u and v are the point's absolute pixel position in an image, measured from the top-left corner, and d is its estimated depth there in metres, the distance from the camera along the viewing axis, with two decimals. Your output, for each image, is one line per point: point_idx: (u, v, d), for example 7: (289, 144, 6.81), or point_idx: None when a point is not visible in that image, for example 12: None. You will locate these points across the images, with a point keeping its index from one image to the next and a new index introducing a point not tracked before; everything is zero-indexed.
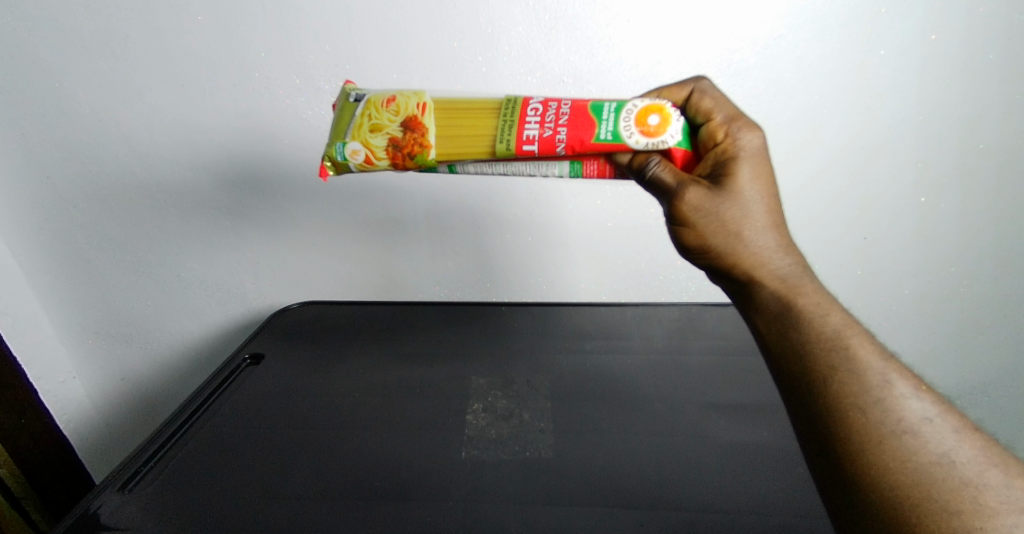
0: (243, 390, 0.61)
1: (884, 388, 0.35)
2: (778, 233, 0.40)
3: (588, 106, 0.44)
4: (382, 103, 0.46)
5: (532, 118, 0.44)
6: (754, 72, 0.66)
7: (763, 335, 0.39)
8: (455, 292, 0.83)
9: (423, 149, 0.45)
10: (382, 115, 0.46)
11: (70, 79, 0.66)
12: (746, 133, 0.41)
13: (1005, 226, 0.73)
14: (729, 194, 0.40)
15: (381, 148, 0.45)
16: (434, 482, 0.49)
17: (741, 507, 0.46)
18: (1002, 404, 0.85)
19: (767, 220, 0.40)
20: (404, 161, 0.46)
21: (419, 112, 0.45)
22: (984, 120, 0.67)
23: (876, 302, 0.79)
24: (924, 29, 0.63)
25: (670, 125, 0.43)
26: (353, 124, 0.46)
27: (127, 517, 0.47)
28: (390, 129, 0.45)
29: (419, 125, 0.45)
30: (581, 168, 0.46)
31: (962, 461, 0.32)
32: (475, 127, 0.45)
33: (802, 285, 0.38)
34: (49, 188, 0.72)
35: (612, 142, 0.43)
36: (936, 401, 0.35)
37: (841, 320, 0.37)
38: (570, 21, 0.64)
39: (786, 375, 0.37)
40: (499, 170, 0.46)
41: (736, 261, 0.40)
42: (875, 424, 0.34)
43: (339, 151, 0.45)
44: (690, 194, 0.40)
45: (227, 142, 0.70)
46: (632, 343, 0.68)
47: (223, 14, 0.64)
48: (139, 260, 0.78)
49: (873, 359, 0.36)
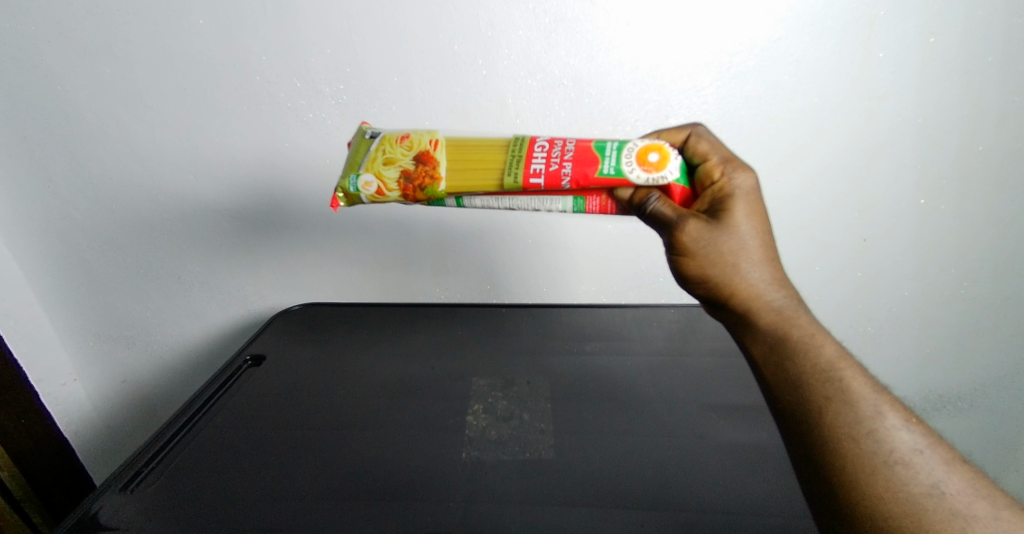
0: (245, 390, 0.62)
1: (876, 419, 0.35)
2: (773, 265, 0.40)
3: (592, 145, 0.45)
4: (396, 140, 0.47)
5: (539, 157, 0.45)
6: (753, 76, 0.66)
7: (759, 366, 0.39)
8: (455, 294, 0.83)
9: (433, 181, 0.46)
10: (396, 149, 0.47)
11: (72, 83, 0.67)
12: (739, 173, 0.42)
13: (1005, 228, 0.73)
14: (725, 228, 0.40)
15: (393, 180, 0.46)
16: (435, 481, 0.49)
17: (740, 508, 0.46)
18: (1005, 407, 0.85)
19: (762, 254, 0.40)
20: (415, 193, 0.46)
21: (431, 148, 0.47)
22: (982, 122, 0.67)
23: (875, 303, 0.79)
24: (924, 31, 0.63)
25: (669, 163, 0.44)
26: (367, 157, 0.47)
27: (129, 517, 0.47)
28: (402, 163, 0.46)
29: (431, 159, 0.46)
30: (584, 203, 0.47)
31: (951, 491, 0.33)
32: (484, 162, 0.46)
33: (797, 317, 0.39)
34: (50, 191, 0.72)
35: (614, 177, 0.44)
36: (926, 433, 0.35)
37: (834, 351, 0.38)
38: (570, 24, 0.64)
39: (782, 406, 0.38)
40: (506, 204, 0.47)
41: (733, 291, 0.40)
42: (867, 455, 0.34)
43: (352, 183, 0.46)
44: (689, 226, 0.40)
45: (228, 146, 0.71)
46: (632, 344, 0.68)
47: (224, 17, 0.64)
48: (140, 263, 0.78)
49: (866, 391, 0.36)
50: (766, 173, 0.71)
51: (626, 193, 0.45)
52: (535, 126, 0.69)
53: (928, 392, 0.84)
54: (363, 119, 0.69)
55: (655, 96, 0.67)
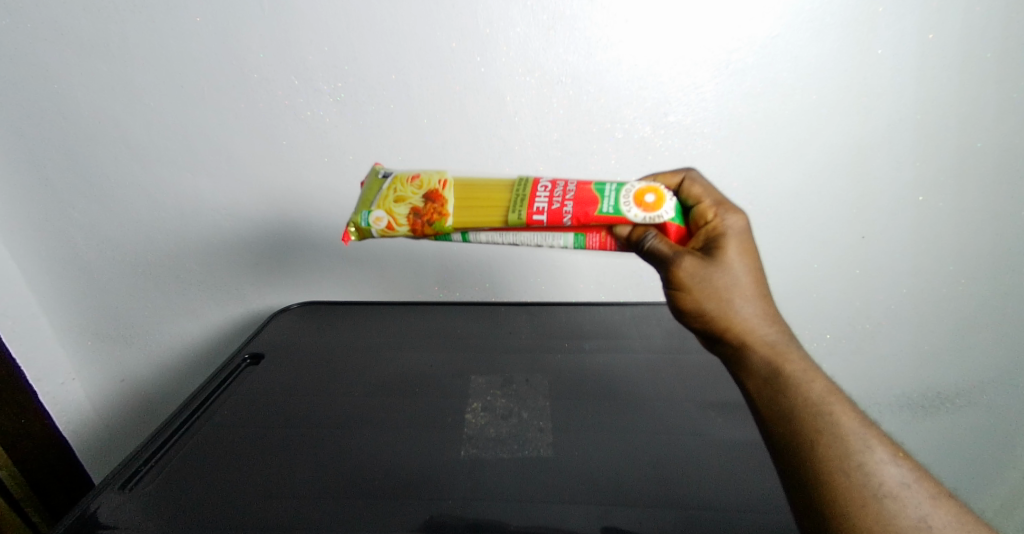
0: (244, 389, 0.61)
1: (865, 454, 0.38)
2: (765, 302, 0.42)
3: (592, 187, 0.48)
4: (406, 180, 0.51)
5: (542, 198, 0.48)
6: (752, 72, 0.66)
7: (754, 399, 0.42)
8: (452, 292, 0.82)
9: (441, 217, 0.49)
10: (406, 188, 0.50)
11: (70, 82, 0.66)
12: (731, 215, 0.44)
13: (1005, 225, 0.73)
14: (720, 264, 0.42)
15: (403, 216, 0.49)
16: (434, 479, 0.50)
17: (739, 506, 0.47)
18: (1005, 405, 0.84)
19: (754, 291, 0.42)
20: (423, 228, 0.49)
21: (440, 187, 0.50)
22: (981, 119, 0.67)
23: (874, 301, 0.79)
24: (922, 28, 0.63)
25: (666, 203, 0.46)
26: (379, 195, 0.51)
27: (128, 516, 0.48)
28: (413, 200, 0.49)
29: (440, 198, 0.49)
30: (585, 240, 0.49)
31: (936, 524, 0.36)
32: (490, 201, 0.49)
33: (789, 353, 0.41)
34: (47, 190, 0.72)
35: (612, 216, 0.47)
36: (913, 468, 0.38)
37: (825, 387, 0.40)
38: (568, 21, 0.64)
39: (777, 438, 0.40)
40: (510, 239, 0.50)
41: (729, 327, 0.42)
42: (858, 487, 0.37)
43: (363, 218, 0.49)
44: (686, 262, 0.42)
45: (227, 146, 0.71)
46: (631, 342, 0.68)
47: (221, 15, 0.64)
48: (139, 263, 0.78)
49: (855, 426, 0.39)
50: (764, 172, 0.72)
51: (625, 230, 0.47)
52: (534, 123, 0.69)
53: (927, 389, 0.85)
54: (362, 118, 0.69)
55: (654, 94, 0.67)
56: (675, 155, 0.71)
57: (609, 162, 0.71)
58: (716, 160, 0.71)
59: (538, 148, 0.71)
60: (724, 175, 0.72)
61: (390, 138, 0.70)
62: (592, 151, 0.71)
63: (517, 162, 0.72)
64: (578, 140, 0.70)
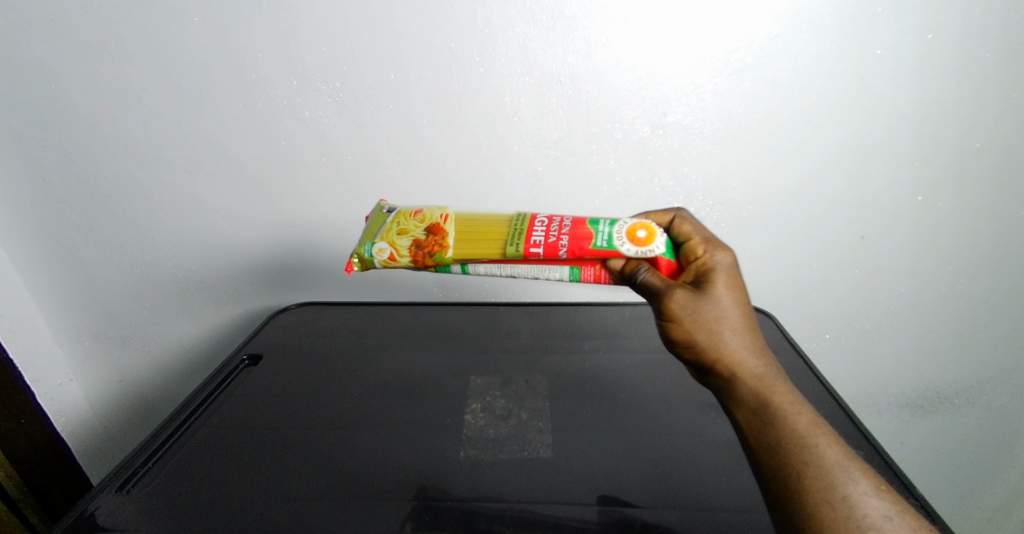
0: (243, 390, 0.61)
1: (849, 486, 0.40)
2: (753, 335, 0.44)
3: (586, 220, 0.49)
4: (409, 214, 0.52)
5: (539, 233, 0.49)
6: (750, 73, 0.66)
7: (743, 429, 0.43)
8: (452, 293, 0.82)
9: (441, 248, 0.50)
10: (409, 221, 0.52)
11: (68, 82, 0.66)
12: (719, 251, 0.47)
13: (1004, 224, 0.73)
14: (710, 298, 0.44)
15: (405, 247, 0.50)
16: (434, 481, 0.49)
17: (738, 506, 0.47)
18: (1003, 404, 0.84)
19: (742, 324, 0.44)
20: (424, 259, 0.51)
21: (441, 221, 0.51)
22: (980, 118, 0.67)
23: (873, 300, 0.79)
24: (921, 28, 0.63)
25: (656, 239, 0.48)
26: (383, 228, 0.52)
27: (126, 518, 0.48)
28: (414, 233, 0.51)
29: (441, 230, 0.51)
30: (580, 273, 0.50)
31: None
32: (489, 235, 0.51)
33: (776, 385, 0.44)
34: (45, 190, 0.72)
35: (606, 250, 0.48)
36: (895, 501, 0.40)
37: (810, 419, 0.42)
38: (567, 21, 0.64)
39: (765, 468, 0.42)
40: (507, 272, 0.51)
41: (719, 359, 0.44)
42: (844, 519, 0.39)
43: (366, 249, 0.51)
44: (677, 295, 0.44)
45: (225, 146, 0.71)
46: (630, 342, 0.67)
47: (220, 15, 0.64)
48: (137, 263, 0.78)
49: (839, 458, 0.41)
50: (764, 171, 0.72)
51: (617, 263, 0.49)
52: (533, 124, 0.69)
53: (924, 388, 0.85)
54: (361, 118, 0.69)
55: (653, 94, 0.67)
56: (674, 155, 0.70)
57: (608, 162, 0.71)
58: (715, 160, 0.71)
59: (537, 148, 0.71)
60: (722, 175, 0.72)
61: (388, 138, 0.70)
62: (592, 151, 0.71)
63: (517, 163, 0.72)
64: (577, 139, 0.70)
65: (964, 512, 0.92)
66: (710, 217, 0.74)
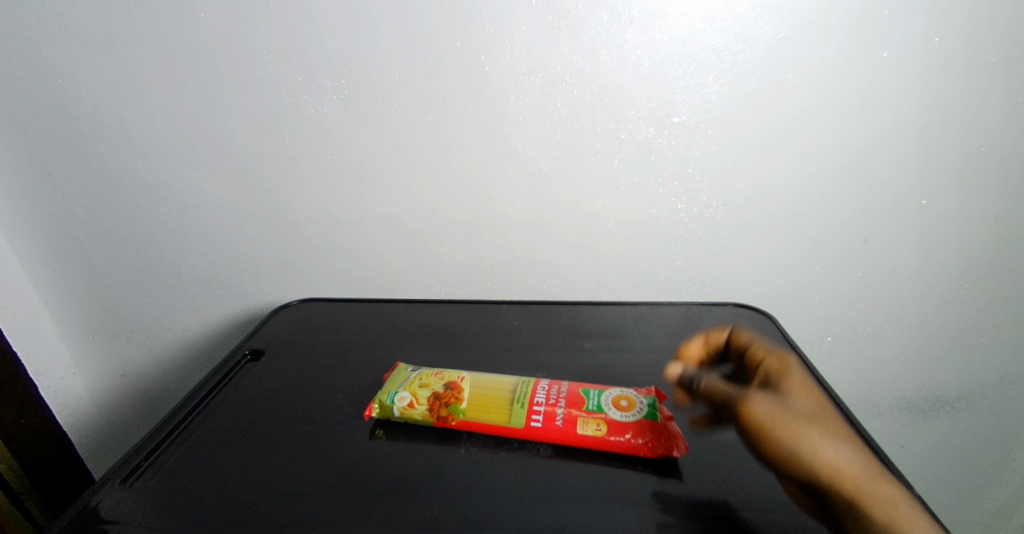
0: (245, 386, 0.61)
1: None
2: (848, 451, 0.48)
3: (579, 391, 0.55)
4: (432, 373, 0.58)
5: (540, 399, 0.54)
6: (756, 74, 0.66)
7: None
8: (456, 290, 0.80)
9: (456, 399, 0.55)
10: (431, 378, 0.57)
11: (74, 76, 0.66)
12: (791, 369, 0.54)
13: (1006, 229, 0.73)
14: (790, 404, 0.50)
15: (424, 396, 0.55)
16: (432, 479, 0.49)
17: (737, 503, 0.46)
18: (1004, 409, 0.84)
19: (832, 436, 0.48)
20: (439, 410, 0.54)
21: (458, 378, 0.57)
22: (984, 122, 0.67)
23: (875, 304, 0.79)
24: (927, 31, 0.63)
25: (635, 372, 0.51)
26: (405, 381, 0.57)
27: (128, 510, 0.48)
28: (434, 385, 0.56)
29: (457, 386, 0.56)
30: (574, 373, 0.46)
31: None
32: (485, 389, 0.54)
33: (892, 502, 0.44)
34: (49, 184, 0.73)
35: (596, 412, 0.52)
36: None
37: None
38: (573, 21, 0.64)
39: None
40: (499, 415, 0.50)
41: (823, 472, 0.46)
42: None
43: (389, 396, 0.55)
44: (759, 400, 0.50)
45: (230, 142, 0.71)
46: (632, 342, 0.67)
47: (225, 11, 0.64)
48: (140, 258, 0.78)
49: None
50: (768, 173, 0.71)
51: (678, 383, 0.55)
52: (537, 123, 0.69)
53: (927, 392, 0.84)
54: (365, 115, 0.69)
55: (658, 94, 0.67)
56: (679, 156, 0.70)
57: (612, 162, 0.71)
58: (719, 161, 0.71)
59: (541, 148, 0.71)
60: (726, 176, 0.71)
61: (393, 137, 0.70)
62: (596, 151, 0.71)
63: (521, 162, 0.72)
64: (581, 139, 0.70)
65: (965, 517, 0.92)
66: (713, 219, 0.74)
